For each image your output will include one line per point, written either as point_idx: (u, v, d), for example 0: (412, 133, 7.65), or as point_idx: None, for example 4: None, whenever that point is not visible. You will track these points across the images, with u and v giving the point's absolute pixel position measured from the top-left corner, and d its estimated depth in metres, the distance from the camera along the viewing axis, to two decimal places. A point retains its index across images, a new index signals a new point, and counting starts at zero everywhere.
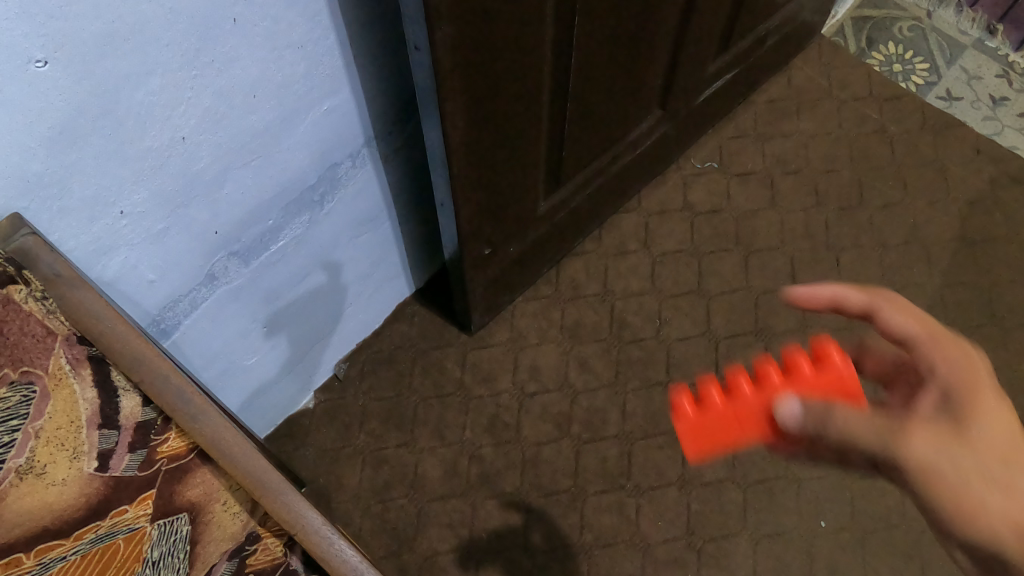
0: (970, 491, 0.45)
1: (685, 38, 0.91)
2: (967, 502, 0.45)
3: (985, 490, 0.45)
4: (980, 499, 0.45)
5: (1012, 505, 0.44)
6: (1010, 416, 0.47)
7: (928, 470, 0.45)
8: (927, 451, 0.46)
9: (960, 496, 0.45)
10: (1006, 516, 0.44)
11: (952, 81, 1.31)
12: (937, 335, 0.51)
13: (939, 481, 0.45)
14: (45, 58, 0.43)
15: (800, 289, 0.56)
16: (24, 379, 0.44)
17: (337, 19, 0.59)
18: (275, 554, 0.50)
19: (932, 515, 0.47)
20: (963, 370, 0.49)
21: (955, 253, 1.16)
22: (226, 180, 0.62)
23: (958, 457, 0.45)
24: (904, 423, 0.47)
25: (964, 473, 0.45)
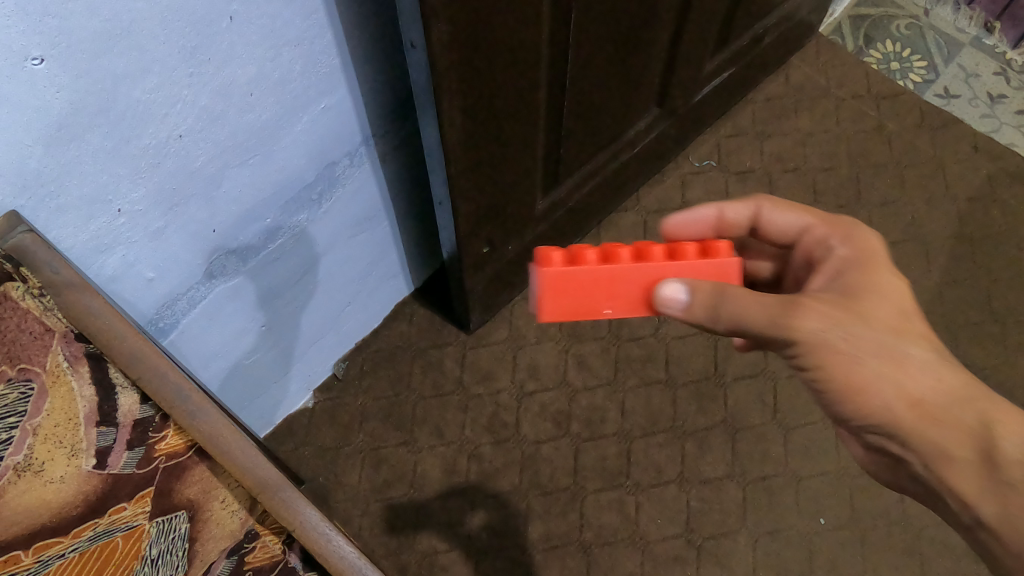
0: (859, 366, 0.47)
1: (682, 36, 0.91)
2: (857, 379, 0.47)
3: (876, 366, 0.47)
4: (874, 378, 0.47)
5: (910, 383, 0.47)
6: (906, 300, 0.50)
7: (816, 346, 0.47)
8: (818, 330, 0.47)
9: (853, 376, 0.47)
10: (898, 392, 0.47)
11: (950, 79, 1.31)
12: (832, 226, 0.58)
13: (830, 356, 0.47)
14: (42, 56, 0.43)
15: (677, 218, 0.65)
16: (21, 377, 0.44)
17: (334, 17, 0.59)
18: (273, 551, 0.50)
19: (822, 386, 0.49)
20: (860, 247, 0.54)
21: (953, 250, 1.16)
22: (223, 178, 0.62)
23: (845, 328, 0.47)
24: (799, 303, 0.47)
25: (851, 348, 0.47)
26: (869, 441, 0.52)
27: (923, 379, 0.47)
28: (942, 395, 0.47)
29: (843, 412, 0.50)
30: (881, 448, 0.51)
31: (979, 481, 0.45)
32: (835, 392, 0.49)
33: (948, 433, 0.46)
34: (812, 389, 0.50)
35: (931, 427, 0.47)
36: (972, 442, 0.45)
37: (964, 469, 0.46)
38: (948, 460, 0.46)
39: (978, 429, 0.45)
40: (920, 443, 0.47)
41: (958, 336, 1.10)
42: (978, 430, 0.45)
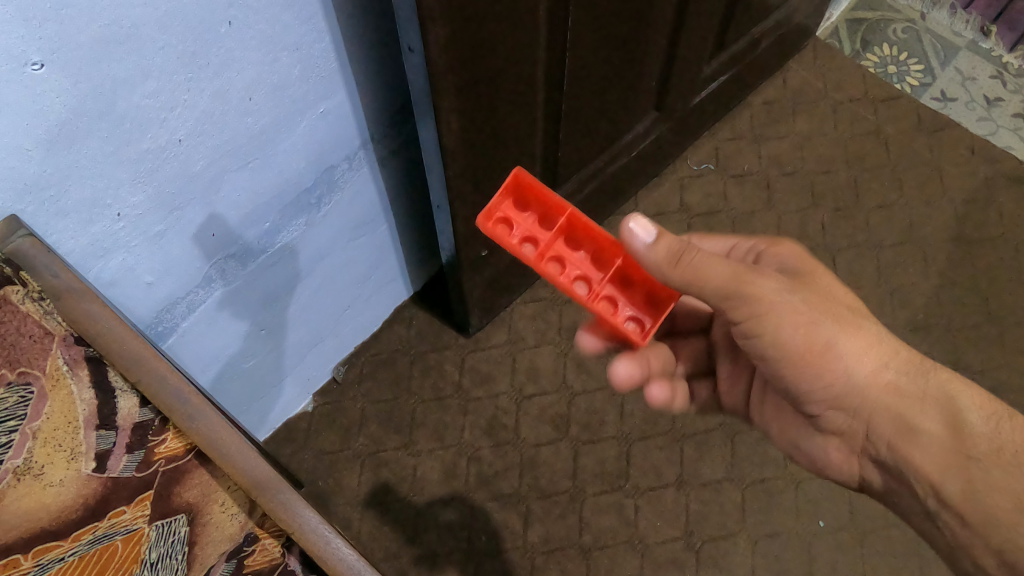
0: (818, 333, 0.56)
1: (679, 40, 0.92)
2: (818, 344, 0.56)
3: (836, 333, 0.56)
4: (832, 344, 0.56)
5: (869, 354, 0.57)
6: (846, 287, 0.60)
7: (774, 307, 0.54)
8: (778, 293, 0.55)
9: (814, 340, 0.56)
10: (859, 363, 0.57)
11: (947, 82, 1.32)
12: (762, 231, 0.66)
13: (791, 317, 0.55)
14: (41, 61, 0.43)
15: None
16: (21, 380, 0.45)
17: (332, 21, 0.60)
18: (273, 554, 0.50)
19: (784, 354, 0.56)
20: (794, 246, 0.63)
21: (951, 253, 1.17)
22: (222, 182, 0.62)
23: (800, 296, 0.56)
24: (754, 270, 0.55)
25: (808, 314, 0.55)
26: (828, 422, 0.61)
27: (880, 353, 0.57)
28: (902, 371, 0.57)
29: (808, 386, 0.58)
30: (842, 428, 0.61)
31: (942, 456, 0.54)
32: (800, 360, 0.56)
33: (911, 402, 0.57)
34: (773, 363, 0.58)
35: (890, 396, 0.57)
36: (934, 417, 0.55)
37: (931, 443, 0.55)
38: (912, 435, 0.56)
39: (942, 402, 0.56)
40: (884, 419, 0.57)
41: (957, 338, 1.11)
42: (941, 400, 0.56)
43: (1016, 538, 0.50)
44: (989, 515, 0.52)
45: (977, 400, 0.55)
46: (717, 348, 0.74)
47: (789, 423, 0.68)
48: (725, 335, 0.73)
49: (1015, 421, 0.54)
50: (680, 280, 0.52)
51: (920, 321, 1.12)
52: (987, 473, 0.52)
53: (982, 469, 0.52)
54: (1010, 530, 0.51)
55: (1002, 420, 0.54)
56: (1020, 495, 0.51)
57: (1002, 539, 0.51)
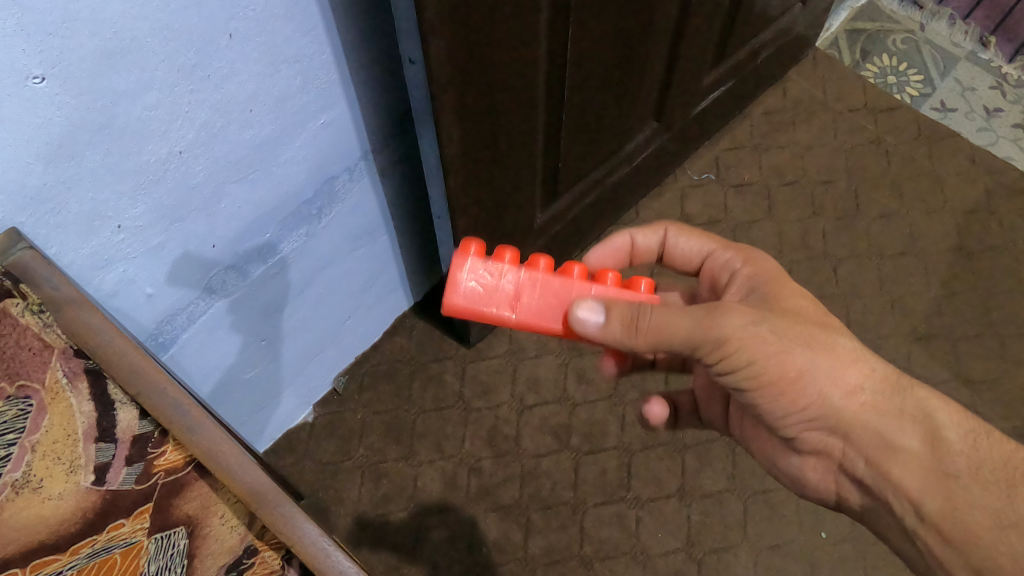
0: (790, 358, 0.53)
1: (679, 51, 0.92)
2: (792, 370, 0.54)
3: (809, 358, 0.54)
4: (808, 368, 0.54)
5: (841, 377, 0.55)
6: (819, 308, 0.58)
7: (743, 343, 0.52)
8: (744, 325, 0.52)
9: (788, 367, 0.54)
10: (833, 385, 0.55)
11: (947, 93, 1.32)
12: (730, 247, 0.65)
13: (761, 349, 0.52)
14: (43, 74, 0.44)
15: (596, 251, 0.73)
16: (20, 394, 0.46)
17: (333, 33, 0.60)
18: (272, 567, 0.48)
19: (756, 381, 0.55)
20: (762, 266, 0.61)
21: (952, 263, 1.17)
22: (223, 195, 0.62)
23: (770, 323, 0.53)
24: (719, 306, 0.52)
25: (779, 342, 0.53)
26: (806, 443, 0.60)
27: (856, 372, 0.55)
28: (878, 389, 0.55)
29: (782, 412, 0.57)
30: (820, 449, 0.60)
31: (921, 473, 0.53)
32: (775, 386, 0.55)
33: (889, 421, 0.55)
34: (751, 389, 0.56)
35: (870, 415, 0.55)
36: (910, 433, 0.54)
37: (909, 463, 0.54)
38: (890, 452, 0.55)
39: (920, 420, 0.54)
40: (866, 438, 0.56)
41: (958, 349, 1.10)
42: (919, 418, 0.54)
43: (996, 556, 0.49)
44: (968, 533, 0.51)
45: (953, 415, 0.54)
46: None
47: (766, 440, 0.68)
48: None
49: (994, 437, 0.53)
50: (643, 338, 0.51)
51: (921, 332, 1.11)
52: (966, 490, 0.51)
53: (961, 486, 0.52)
54: (988, 548, 0.50)
55: (979, 436, 0.53)
56: (1000, 512, 0.50)
57: (981, 557, 0.50)
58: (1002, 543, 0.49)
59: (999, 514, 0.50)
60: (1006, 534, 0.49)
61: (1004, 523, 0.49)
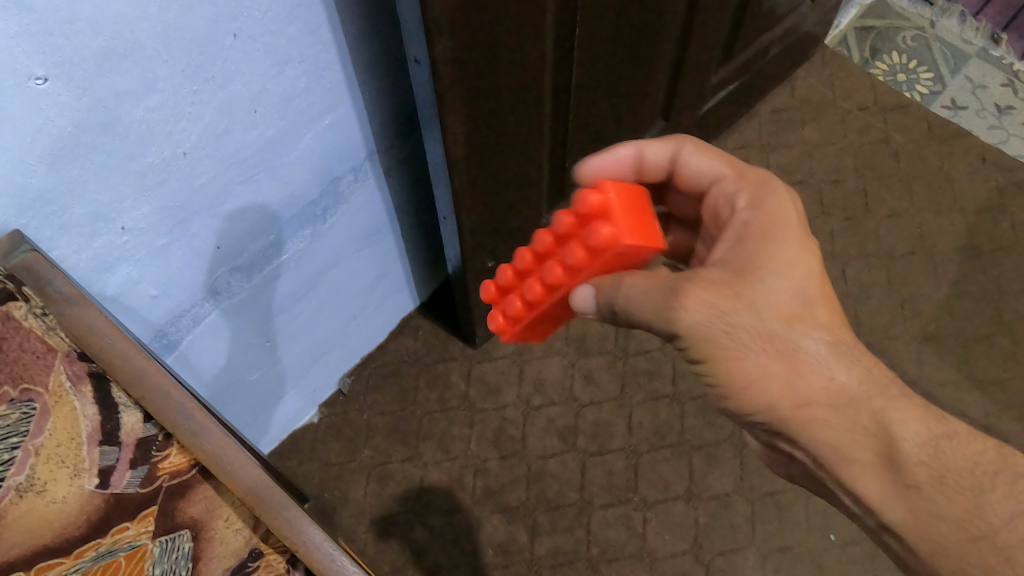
0: (746, 362, 0.49)
1: (687, 49, 0.91)
2: (742, 377, 0.49)
3: (761, 366, 0.49)
4: (760, 375, 0.49)
5: (797, 385, 0.49)
6: (807, 286, 0.51)
7: (698, 338, 0.49)
8: (701, 321, 0.48)
9: (739, 374, 0.49)
10: (785, 393, 0.49)
11: (957, 90, 1.30)
12: (741, 178, 0.57)
13: (716, 352, 0.49)
14: (44, 76, 0.43)
15: (595, 163, 0.63)
16: (23, 397, 0.44)
17: (337, 32, 0.59)
18: (278, 569, 0.49)
19: (710, 380, 0.51)
20: (763, 212, 0.54)
21: (962, 263, 1.15)
22: (227, 195, 0.62)
23: (729, 320, 0.49)
24: (680, 292, 0.49)
25: (733, 346, 0.49)
26: (759, 437, 0.55)
27: (813, 382, 0.49)
28: (832, 403, 0.49)
29: (733, 408, 0.52)
30: (773, 445, 0.55)
31: (880, 485, 0.49)
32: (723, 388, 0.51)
33: (838, 433, 0.50)
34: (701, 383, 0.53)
35: (822, 428, 0.50)
36: (865, 445, 0.49)
37: (862, 473, 0.50)
38: (842, 461, 0.50)
39: (876, 432, 0.49)
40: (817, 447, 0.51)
41: (968, 349, 1.09)
42: (874, 431, 0.49)
43: (967, 569, 0.46)
44: (937, 545, 0.47)
45: (912, 422, 0.49)
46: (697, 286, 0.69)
47: None
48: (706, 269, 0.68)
49: (958, 440, 0.49)
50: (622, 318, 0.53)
51: (931, 332, 1.10)
52: (930, 501, 0.47)
53: (925, 497, 0.47)
54: (958, 559, 0.46)
55: (943, 443, 0.49)
56: (967, 524, 0.46)
57: (951, 569, 0.47)
58: (972, 554, 0.45)
59: (969, 525, 0.46)
60: (977, 547, 0.45)
61: (974, 536, 0.46)
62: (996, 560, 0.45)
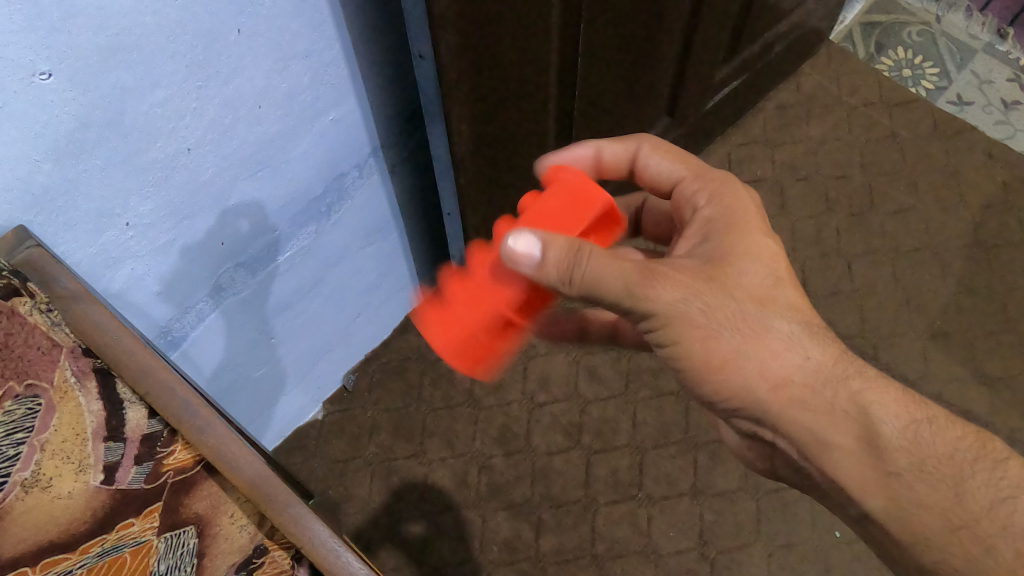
0: (718, 343, 0.51)
1: (692, 45, 0.91)
2: (715, 358, 0.51)
3: (734, 349, 0.51)
4: (735, 356, 0.51)
5: (772, 366, 0.51)
6: (777, 269, 0.54)
7: (672, 318, 0.50)
8: (675, 301, 0.50)
9: (713, 355, 0.51)
10: (763, 374, 0.51)
11: (963, 86, 1.30)
12: (701, 177, 0.59)
13: (687, 332, 0.50)
14: (50, 71, 0.43)
15: (558, 156, 0.62)
16: (29, 393, 0.44)
17: (343, 28, 0.59)
18: (282, 566, 0.49)
19: (682, 364, 0.53)
20: (726, 206, 0.56)
21: (968, 259, 1.15)
22: (232, 191, 0.62)
23: (703, 301, 0.50)
24: (651, 272, 0.50)
25: (703, 328, 0.50)
26: (739, 425, 0.57)
27: (789, 361, 0.51)
28: (809, 382, 0.51)
29: (709, 392, 0.54)
30: (755, 434, 0.56)
31: (861, 473, 0.50)
32: (696, 371, 0.53)
33: (817, 416, 0.51)
34: (675, 367, 0.54)
35: (798, 411, 0.51)
36: (845, 430, 0.50)
37: (844, 460, 0.51)
38: (824, 449, 0.51)
39: (854, 415, 0.50)
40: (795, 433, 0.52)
41: (974, 346, 1.09)
42: (853, 413, 0.50)
43: (948, 558, 0.47)
44: (919, 536, 0.48)
45: (893, 406, 0.50)
46: None
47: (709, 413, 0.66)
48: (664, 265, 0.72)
49: (937, 425, 0.50)
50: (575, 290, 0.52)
51: (937, 329, 1.10)
52: (911, 490, 0.48)
53: (905, 485, 0.48)
54: (940, 551, 0.47)
55: (921, 426, 0.50)
56: (949, 513, 0.47)
57: (932, 560, 0.48)
58: (954, 545, 0.47)
59: (950, 515, 0.47)
60: (959, 537, 0.46)
61: (955, 526, 0.47)
62: (976, 549, 0.46)
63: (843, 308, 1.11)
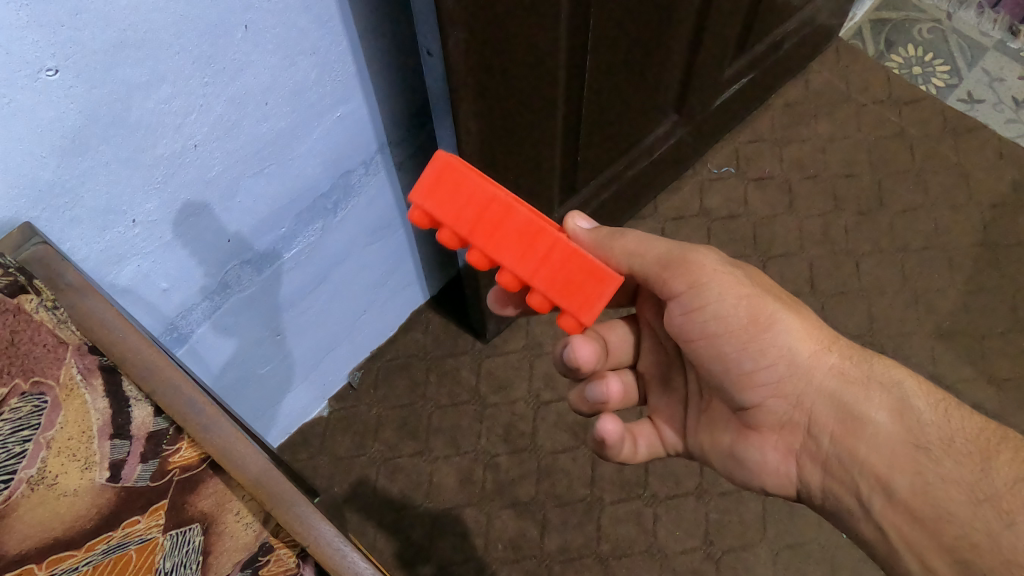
0: (764, 305, 0.55)
1: (700, 43, 0.90)
2: (760, 318, 0.55)
3: (778, 309, 0.55)
4: (777, 318, 0.55)
5: (809, 335, 0.56)
6: None
7: (714, 275, 0.55)
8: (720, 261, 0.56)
9: (758, 313, 0.55)
10: (801, 342, 0.55)
11: (974, 83, 1.29)
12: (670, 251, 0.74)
13: (731, 286, 0.55)
14: (56, 67, 0.43)
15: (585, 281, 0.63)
16: (35, 390, 0.44)
17: (349, 24, 0.59)
18: (288, 564, 0.48)
19: (726, 330, 0.55)
20: None
21: (977, 258, 1.14)
22: (239, 188, 0.62)
23: (745, 269, 0.57)
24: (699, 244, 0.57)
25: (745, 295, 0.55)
26: (767, 416, 0.58)
27: (822, 336, 0.56)
28: (846, 357, 0.55)
29: (750, 366, 0.55)
30: (787, 422, 0.57)
31: (891, 448, 0.50)
32: (742, 333, 0.55)
33: (854, 391, 0.53)
34: (714, 341, 0.56)
35: (833, 380, 0.54)
36: (878, 404, 0.52)
37: (876, 435, 0.51)
38: (857, 423, 0.53)
39: (888, 391, 0.53)
40: (825, 408, 0.55)
41: (983, 346, 1.08)
42: (888, 388, 0.53)
43: (971, 533, 0.45)
44: (940, 509, 0.47)
45: (920, 386, 0.52)
46: (647, 380, 0.72)
47: (722, 428, 0.63)
48: (653, 365, 0.71)
49: (963, 409, 0.51)
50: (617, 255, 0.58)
51: (945, 328, 1.09)
52: (939, 464, 0.48)
53: (932, 459, 0.49)
54: (962, 526, 0.46)
55: (948, 404, 0.51)
56: (973, 487, 0.47)
57: (955, 536, 0.46)
58: (978, 519, 0.45)
59: (974, 488, 0.46)
60: (982, 510, 0.46)
61: (979, 499, 0.46)
62: (997, 522, 0.45)
63: (850, 307, 1.11)
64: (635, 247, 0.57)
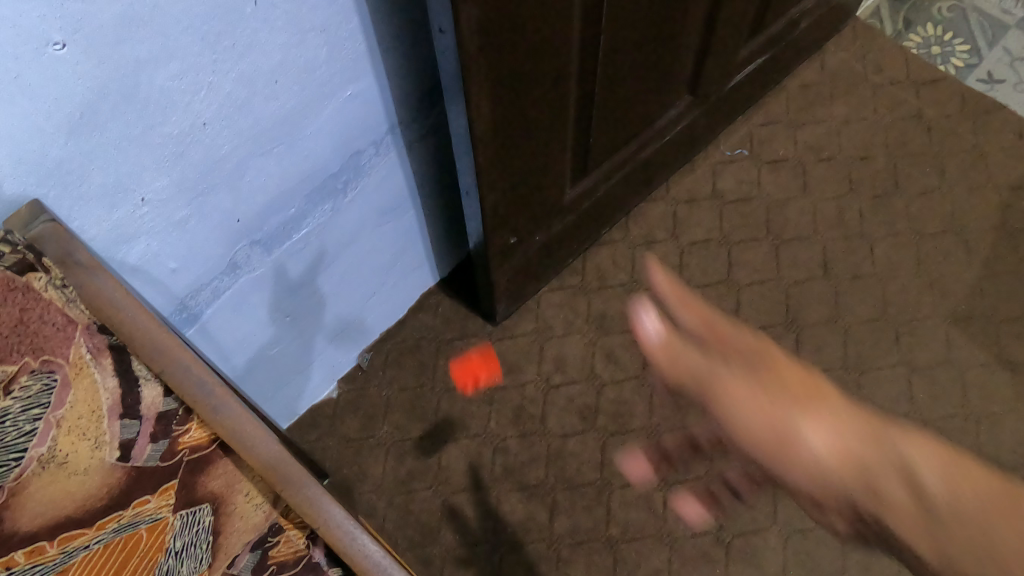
0: (775, 411, 0.42)
1: (716, 22, 0.89)
2: (776, 431, 0.42)
3: (795, 416, 0.42)
4: (796, 434, 0.42)
5: (829, 433, 0.41)
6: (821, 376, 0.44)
7: (716, 388, 0.43)
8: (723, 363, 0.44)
9: (771, 427, 0.42)
10: (822, 444, 0.41)
11: (994, 63, 1.26)
12: None
13: (734, 394, 0.43)
14: (64, 41, 0.42)
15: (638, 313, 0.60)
16: (44, 368, 0.43)
17: (359, 2, 0.58)
18: (298, 545, 0.49)
19: (741, 447, 0.43)
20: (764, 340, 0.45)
21: (994, 242, 1.13)
22: (248, 168, 0.61)
23: (745, 362, 0.43)
24: (711, 326, 0.45)
25: (784, 402, 0.42)
26: (825, 520, 0.44)
27: (832, 430, 0.41)
28: (862, 442, 0.41)
29: (775, 479, 0.44)
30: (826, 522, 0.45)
31: (907, 529, 0.39)
32: (760, 450, 0.42)
33: (870, 479, 0.40)
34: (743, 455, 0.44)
35: (855, 477, 0.40)
36: (892, 486, 0.40)
37: (895, 520, 0.39)
38: (880, 513, 0.40)
39: (898, 471, 0.40)
40: (854, 506, 0.41)
41: (999, 331, 1.07)
42: (899, 469, 0.40)
43: None
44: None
45: (930, 457, 0.40)
46: None
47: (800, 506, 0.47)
48: None
49: (974, 476, 0.39)
50: (670, 376, 0.45)
51: (960, 314, 1.08)
52: (952, 536, 0.37)
53: (942, 533, 0.38)
54: None
55: (965, 475, 0.39)
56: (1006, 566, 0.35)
57: None
58: None
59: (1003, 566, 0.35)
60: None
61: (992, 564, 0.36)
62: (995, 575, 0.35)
63: (864, 292, 1.09)
64: (668, 347, 0.45)
